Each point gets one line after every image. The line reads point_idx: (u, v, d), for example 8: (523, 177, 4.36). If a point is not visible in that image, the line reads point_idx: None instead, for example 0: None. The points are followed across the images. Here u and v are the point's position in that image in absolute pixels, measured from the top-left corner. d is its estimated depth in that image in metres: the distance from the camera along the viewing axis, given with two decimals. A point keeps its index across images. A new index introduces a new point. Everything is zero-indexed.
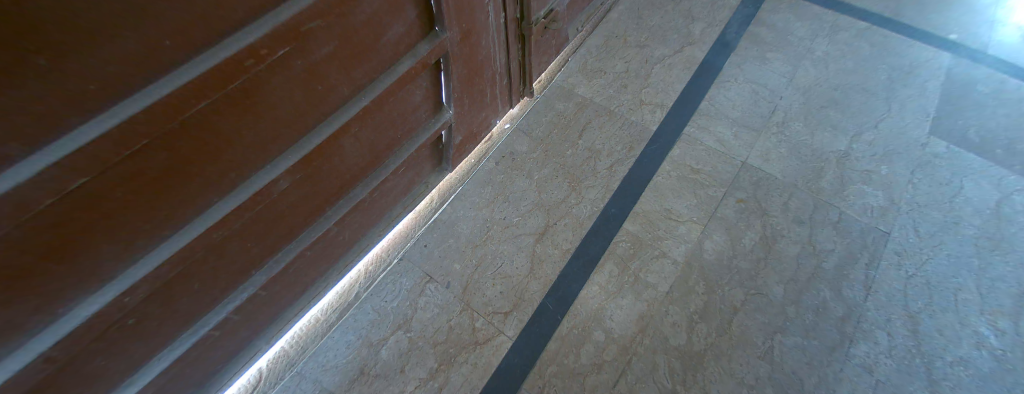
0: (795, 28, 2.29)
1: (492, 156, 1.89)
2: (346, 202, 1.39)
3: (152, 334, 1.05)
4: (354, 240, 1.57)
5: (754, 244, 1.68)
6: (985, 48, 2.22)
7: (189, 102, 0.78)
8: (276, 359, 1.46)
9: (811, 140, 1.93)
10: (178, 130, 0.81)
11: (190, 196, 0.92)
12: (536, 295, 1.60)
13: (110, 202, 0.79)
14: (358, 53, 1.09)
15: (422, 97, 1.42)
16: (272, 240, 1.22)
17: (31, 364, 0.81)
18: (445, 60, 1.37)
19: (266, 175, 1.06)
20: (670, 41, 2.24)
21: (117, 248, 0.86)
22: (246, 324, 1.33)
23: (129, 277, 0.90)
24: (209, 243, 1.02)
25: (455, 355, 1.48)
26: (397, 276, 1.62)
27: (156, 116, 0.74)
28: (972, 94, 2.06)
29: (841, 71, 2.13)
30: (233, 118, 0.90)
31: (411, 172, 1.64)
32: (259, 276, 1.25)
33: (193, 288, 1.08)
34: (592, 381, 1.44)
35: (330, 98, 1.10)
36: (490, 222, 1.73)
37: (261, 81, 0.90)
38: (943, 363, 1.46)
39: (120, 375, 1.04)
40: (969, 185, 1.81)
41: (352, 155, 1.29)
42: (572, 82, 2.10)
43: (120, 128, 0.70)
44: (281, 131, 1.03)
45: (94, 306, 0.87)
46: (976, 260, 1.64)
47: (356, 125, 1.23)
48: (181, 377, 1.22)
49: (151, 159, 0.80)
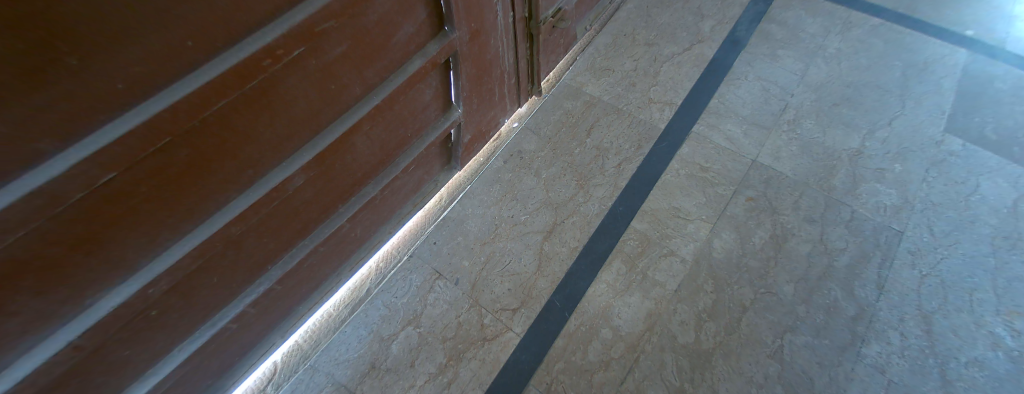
0: (806, 24, 2.27)
1: (501, 154, 1.90)
2: (357, 199, 1.42)
3: (173, 325, 1.08)
4: (365, 238, 1.60)
5: (764, 243, 1.67)
6: (1004, 44, 2.17)
7: (209, 101, 0.80)
8: (290, 353, 1.49)
9: (823, 138, 1.91)
10: (199, 127, 0.83)
11: (209, 192, 0.95)
12: (544, 293, 1.61)
13: (134, 196, 0.82)
14: (370, 53, 1.11)
15: (431, 96, 1.44)
16: (287, 235, 1.25)
17: (60, 352, 0.85)
18: (454, 60, 1.39)
19: (282, 172, 1.08)
20: (679, 39, 2.24)
21: (142, 241, 0.89)
22: (261, 319, 1.36)
23: (152, 269, 0.93)
24: (227, 237, 1.05)
25: (464, 351, 1.50)
26: (406, 273, 1.65)
27: (179, 114, 0.76)
28: (989, 91, 2.02)
29: (854, 68, 2.10)
30: (251, 116, 0.93)
31: (420, 170, 1.66)
32: (274, 271, 1.28)
33: (212, 281, 1.11)
34: (600, 378, 1.45)
35: (344, 97, 1.12)
36: (498, 220, 1.75)
37: (277, 80, 0.92)
38: (957, 364, 1.43)
39: (143, 365, 1.08)
40: (986, 183, 1.78)
41: (364, 153, 1.32)
42: (580, 80, 2.10)
43: (145, 125, 0.73)
44: (296, 129, 1.05)
45: (118, 298, 0.90)
46: (993, 260, 1.61)
47: (368, 124, 1.25)
48: (199, 369, 1.25)
49: (174, 155, 0.83)
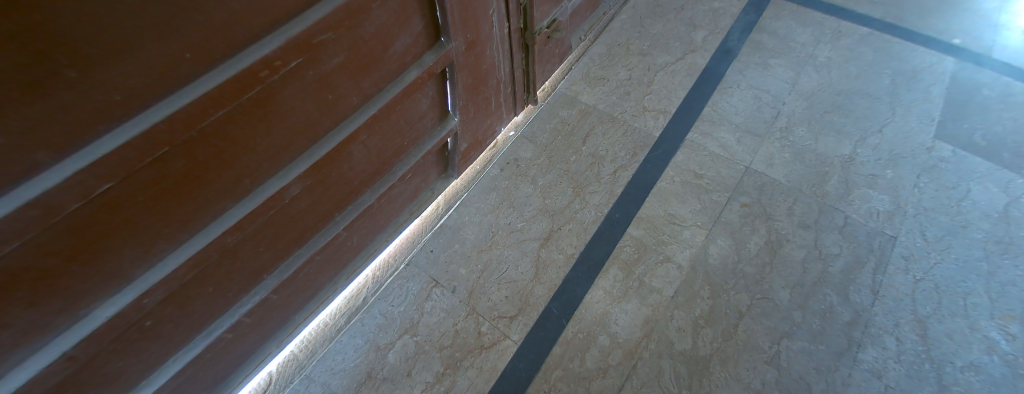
0: (797, 34, 2.31)
1: (497, 162, 1.92)
2: (354, 207, 1.43)
3: (168, 335, 1.08)
4: (361, 246, 1.60)
5: (759, 249, 1.68)
6: (990, 53, 2.22)
7: (207, 112, 0.81)
8: (286, 363, 1.48)
9: (815, 144, 1.93)
10: (196, 137, 0.84)
11: (206, 202, 0.96)
12: (540, 300, 1.61)
13: (131, 206, 0.82)
14: (367, 64, 1.13)
15: (427, 105, 1.46)
16: (283, 245, 1.25)
17: (54, 362, 0.84)
18: (451, 70, 1.41)
19: (279, 181, 1.09)
20: (672, 49, 2.27)
21: (138, 252, 0.89)
22: (257, 328, 1.35)
23: (148, 279, 0.93)
24: (223, 247, 1.05)
25: (461, 360, 1.49)
26: (403, 281, 1.64)
27: (177, 125, 0.77)
28: (977, 98, 2.06)
29: (844, 77, 2.14)
30: (248, 126, 0.93)
31: (417, 178, 1.67)
32: (271, 280, 1.28)
33: (208, 291, 1.11)
34: (597, 386, 1.45)
35: (340, 107, 1.14)
36: (495, 227, 1.76)
37: (275, 90, 0.93)
38: (953, 368, 1.44)
39: (137, 375, 1.07)
40: (976, 189, 1.80)
41: (360, 162, 1.33)
42: (576, 90, 2.13)
43: (143, 136, 0.74)
44: (293, 139, 1.06)
45: (113, 307, 0.90)
46: (985, 264, 1.63)
47: (365, 133, 1.26)
48: (194, 380, 1.24)
49: (171, 166, 0.83)
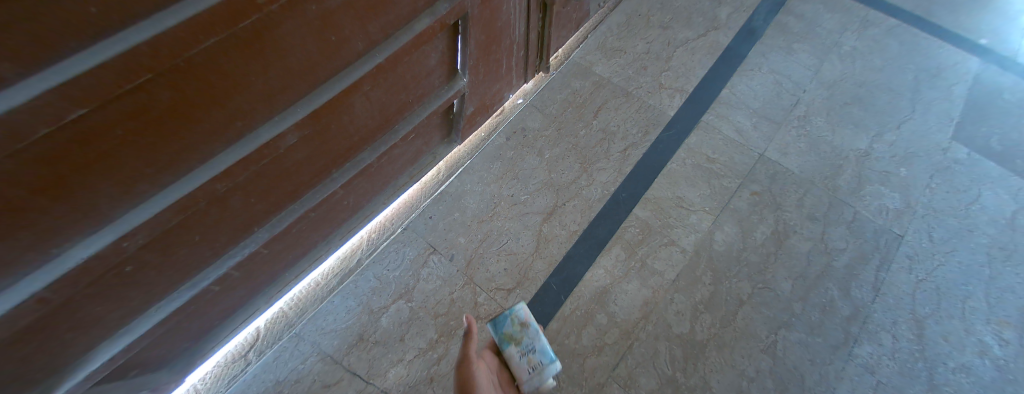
0: (824, 19, 2.22)
1: (503, 130, 1.84)
2: (352, 166, 1.35)
3: (150, 282, 1.02)
4: (358, 207, 1.54)
5: (765, 238, 1.65)
6: (1016, 56, 2.15)
7: (196, 39, 0.73)
8: (275, 320, 1.44)
9: (832, 136, 1.88)
10: (183, 67, 0.76)
11: (193, 143, 0.88)
12: (540, 275, 1.57)
13: (108, 139, 0.74)
14: (376, 5, 1.03)
15: (436, 61, 1.37)
16: (275, 198, 1.18)
17: (25, 303, 0.78)
18: (463, 23, 1.31)
19: (273, 128, 1.01)
20: (694, 24, 2.17)
21: (117, 191, 0.82)
22: (246, 281, 1.31)
23: (127, 221, 0.86)
24: (212, 194, 0.98)
25: (455, 328, 1.46)
26: (400, 245, 1.59)
27: (160, 50, 0.69)
28: (998, 102, 2.01)
29: (868, 68, 2.07)
30: (242, 62, 0.85)
31: (419, 141, 1.60)
32: (262, 233, 1.22)
33: (193, 239, 1.05)
34: (592, 363, 1.43)
35: (345, 52, 1.05)
36: (498, 198, 1.70)
37: (272, 23, 0.84)
38: (945, 369, 1.44)
39: (115, 322, 1.01)
40: (987, 194, 1.77)
41: (361, 115, 1.24)
42: (590, 59, 2.04)
43: (121, 58, 0.65)
44: (290, 82, 0.98)
45: (89, 250, 0.83)
46: (987, 270, 1.62)
47: (368, 84, 1.17)
48: (178, 331, 1.19)
49: (154, 98, 0.75)
